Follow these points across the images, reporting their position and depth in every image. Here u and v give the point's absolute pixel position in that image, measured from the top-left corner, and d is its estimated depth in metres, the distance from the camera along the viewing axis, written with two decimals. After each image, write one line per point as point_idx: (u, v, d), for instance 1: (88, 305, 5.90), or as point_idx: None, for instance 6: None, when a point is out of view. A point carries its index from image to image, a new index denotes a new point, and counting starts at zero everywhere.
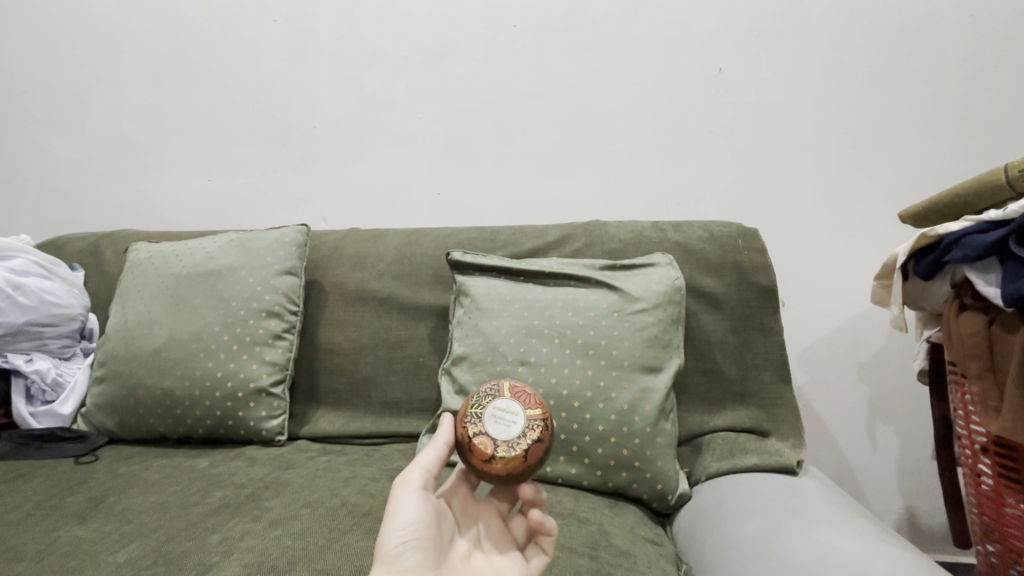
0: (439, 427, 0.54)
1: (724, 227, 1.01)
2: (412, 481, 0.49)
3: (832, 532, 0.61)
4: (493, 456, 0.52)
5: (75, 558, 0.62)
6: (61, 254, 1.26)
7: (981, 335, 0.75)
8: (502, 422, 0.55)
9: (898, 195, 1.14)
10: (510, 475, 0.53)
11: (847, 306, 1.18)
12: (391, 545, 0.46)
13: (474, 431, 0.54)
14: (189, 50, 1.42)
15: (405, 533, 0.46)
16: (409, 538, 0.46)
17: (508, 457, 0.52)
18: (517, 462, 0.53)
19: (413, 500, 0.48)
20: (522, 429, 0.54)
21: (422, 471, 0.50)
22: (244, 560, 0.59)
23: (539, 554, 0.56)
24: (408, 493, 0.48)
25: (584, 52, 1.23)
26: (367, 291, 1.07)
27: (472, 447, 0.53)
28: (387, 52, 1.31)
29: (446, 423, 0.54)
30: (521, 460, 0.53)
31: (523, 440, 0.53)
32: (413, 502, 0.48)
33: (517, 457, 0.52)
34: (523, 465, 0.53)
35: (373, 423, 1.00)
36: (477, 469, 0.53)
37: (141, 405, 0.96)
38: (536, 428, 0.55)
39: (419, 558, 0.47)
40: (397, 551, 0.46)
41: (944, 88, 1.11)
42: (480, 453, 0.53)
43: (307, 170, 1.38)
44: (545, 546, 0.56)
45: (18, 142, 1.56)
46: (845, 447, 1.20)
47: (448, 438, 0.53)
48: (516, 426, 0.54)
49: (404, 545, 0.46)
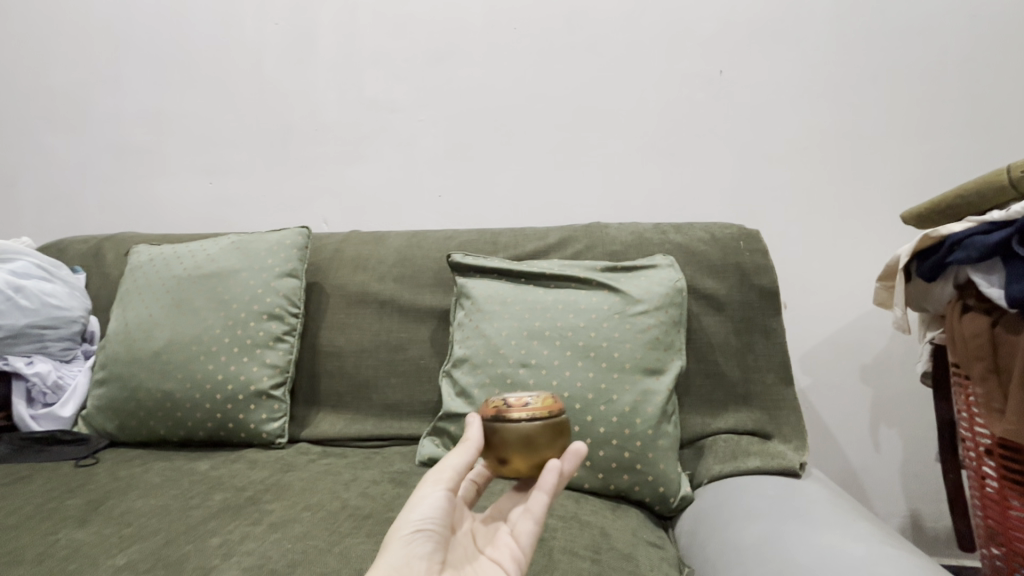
0: (467, 428, 0.51)
1: (726, 228, 1.01)
2: (442, 479, 0.48)
3: (835, 535, 0.60)
4: (530, 401, 0.51)
5: (74, 562, 0.62)
6: (62, 257, 1.26)
7: (985, 336, 0.75)
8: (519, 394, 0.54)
9: (900, 196, 1.14)
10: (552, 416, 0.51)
11: (849, 309, 1.17)
12: (405, 531, 0.45)
13: (499, 400, 0.52)
14: (191, 54, 1.42)
15: (421, 525, 0.46)
16: (424, 526, 0.46)
17: (544, 398, 0.52)
18: (551, 401, 0.53)
19: (437, 497, 0.47)
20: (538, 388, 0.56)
21: (453, 471, 0.49)
22: (243, 563, 0.59)
23: (524, 520, 0.50)
24: (434, 490, 0.48)
25: (584, 54, 1.23)
26: (368, 293, 1.07)
27: (507, 409, 0.51)
28: (388, 54, 1.32)
29: (474, 424, 0.51)
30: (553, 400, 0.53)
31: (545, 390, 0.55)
32: (435, 499, 0.47)
33: (548, 397, 0.53)
34: (558, 404, 0.53)
35: (373, 426, 1.00)
36: (522, 425, 0.49)
37: (141, 408, 0.96)
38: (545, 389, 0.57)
39: (425, 551, 0.45)
40: (410, 536, 0.45)
41: (945, 89, 1.11)
42: (516, 410, 0.51)
43: (308, 172, 1.39)
44: (534, 512, 0.50)
45: (20, 146, 1.57)
46: (848, 450, 1.19)
47: (479, 439, 0.50)
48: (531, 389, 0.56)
49: (418, 533, 0.45)
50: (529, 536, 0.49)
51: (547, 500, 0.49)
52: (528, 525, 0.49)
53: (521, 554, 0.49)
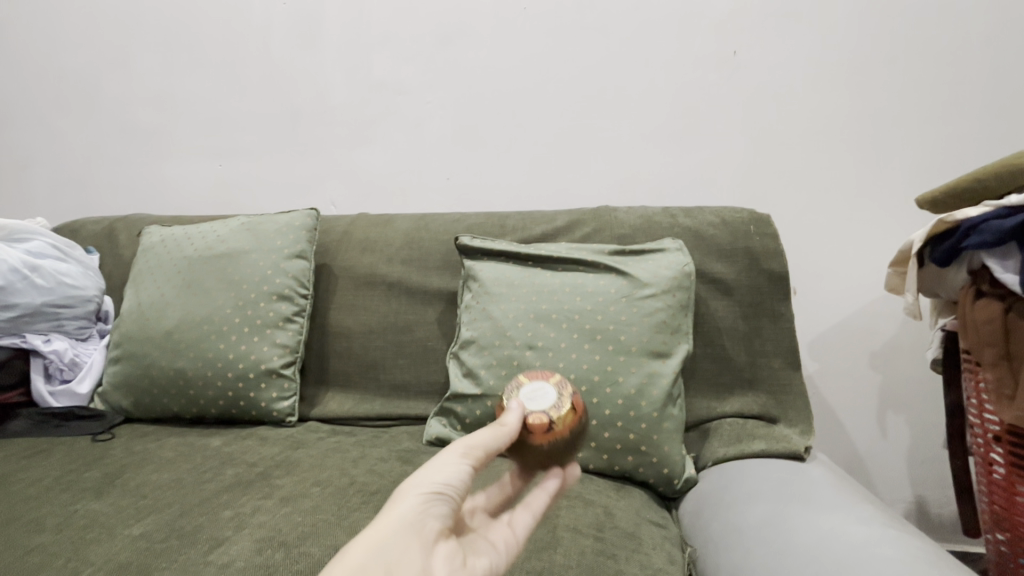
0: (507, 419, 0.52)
1: (737, 212, 1.00)
2: (471, 456, 0.47)
3: (839, 516, 0.60)
4: (552, 423, 0.56)
5: (93, 531, 0.63)
6: (76, 238, 1.28)
7: (998, 322, 0.74)
8: (538, 397, 0.59)
9: (916, 181, 1.12)
10: (573, 431, 0.57)
11: (861, 295, 1.16)
12: (426, 490, 0.44)
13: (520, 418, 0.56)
14: (197, 34, 1.42)
15: (442, 487, 0.45)
16: (444, 491, 0.45)
17: (562, 417, 0.57)
18: (569, 417, 0.57)
19: (462, 471, 0.46)
20: (557, 395, 0.59)
21: (483, 451, 0.48)
22: (255, 535, 0.61)
23: (525, 512, 0.53)
24: (461, 462, 0.46)
25: (595, 35, 1.21)
26: (376, 275, 1.08)
27: (540, 424, 0.55)
28: (396, 36, 1.30)
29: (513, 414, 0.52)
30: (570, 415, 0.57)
31: (563, 402, 0.58)
32: (458, 472, 0.46)
33: (566, 413, 0.57)
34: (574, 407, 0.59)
35: (382, 406, 1.02)
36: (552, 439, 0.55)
37: (155, 385, 0.98)
38: (567, 394, 0.60)
39: (441, 513, 0.44)
40: (428, 495, 0.44)
41: (966, 70, 1.07)
42: (541, 430, 0.55)
43: (317, 155, 1.39)
44: (535, 501, 0.54)
45: (32, 129, 1.58)
46: (855, 435, 1.19)
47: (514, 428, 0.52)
48: (549, 394, 0.59)
49: (437, 494, 0.44)
50: (527, 523, 0.52)
51: (548, 494, 0.54)
52: (527, 512, 0.53)
53: (515, 538, 0.51)
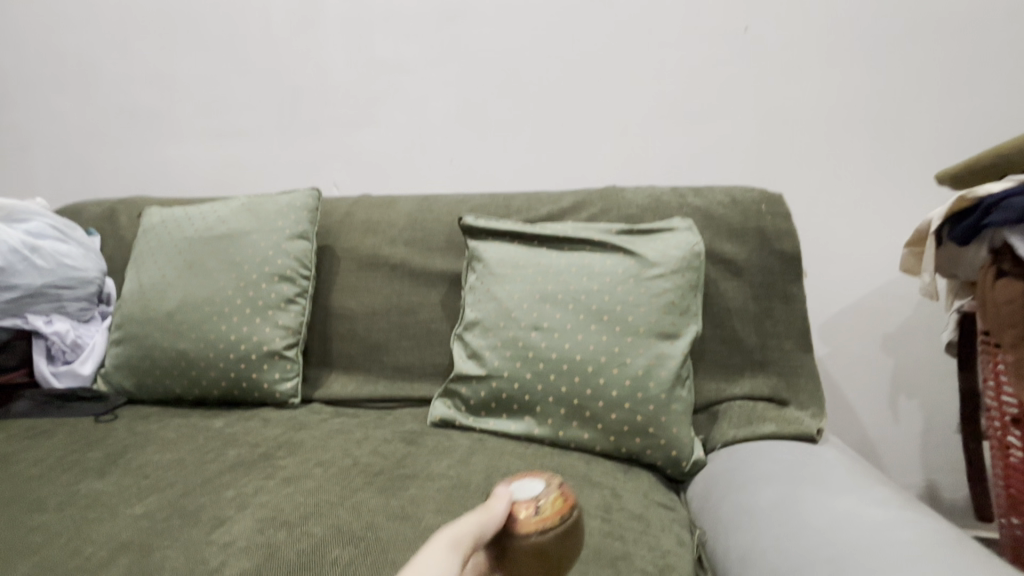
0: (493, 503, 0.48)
1: (748, 191, 0.97)
2: (457, 544, 0.41)
3: (854, 498, 0.59)
4: (541, 507, 0.49)
5: (94, 510, 0.63)
6: (78, 220, 1.27)
7: (1019, 303, 0.71)
8: (523, 488, 0.52)
9: (933, 160, 1.09)
10: (569, 518, 0.50)
11: (874, 277, 1.13)
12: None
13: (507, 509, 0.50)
14: (196, 12, 1.39)
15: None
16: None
17: (553, 499, 0.50)
18: (562, 500, 0.51)
19: (451, 557, 0.39)
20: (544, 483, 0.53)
21: (469, 535, 0.43)
22: (257, 514, 0.60)
23: None
24: (449, 548, 0.40)
25: (603, 9, 1.17)
26: (379, 257, 1.06)
27: (529, 509, 0.49)
28: (398, 12, 1.27)
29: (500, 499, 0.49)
30: (564, 499, 0.51)
31: (553, 486, 0.52)
32: (445, 557, 0.39)
33: (558, 497, 0.50)
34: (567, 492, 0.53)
35: (386, 387, 1.01)
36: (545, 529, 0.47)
37: (157, 366, 0.97)
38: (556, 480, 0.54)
39: None
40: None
41: (989, 43, 1.04)
42: (529, 516, 0.48)
43: (319, 135, 1.36)
44: None
45: (32, 110, 1.56)
46: (865, 420, 1.17)
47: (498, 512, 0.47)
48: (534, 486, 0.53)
49: None
50: None
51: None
52: None
53: None
